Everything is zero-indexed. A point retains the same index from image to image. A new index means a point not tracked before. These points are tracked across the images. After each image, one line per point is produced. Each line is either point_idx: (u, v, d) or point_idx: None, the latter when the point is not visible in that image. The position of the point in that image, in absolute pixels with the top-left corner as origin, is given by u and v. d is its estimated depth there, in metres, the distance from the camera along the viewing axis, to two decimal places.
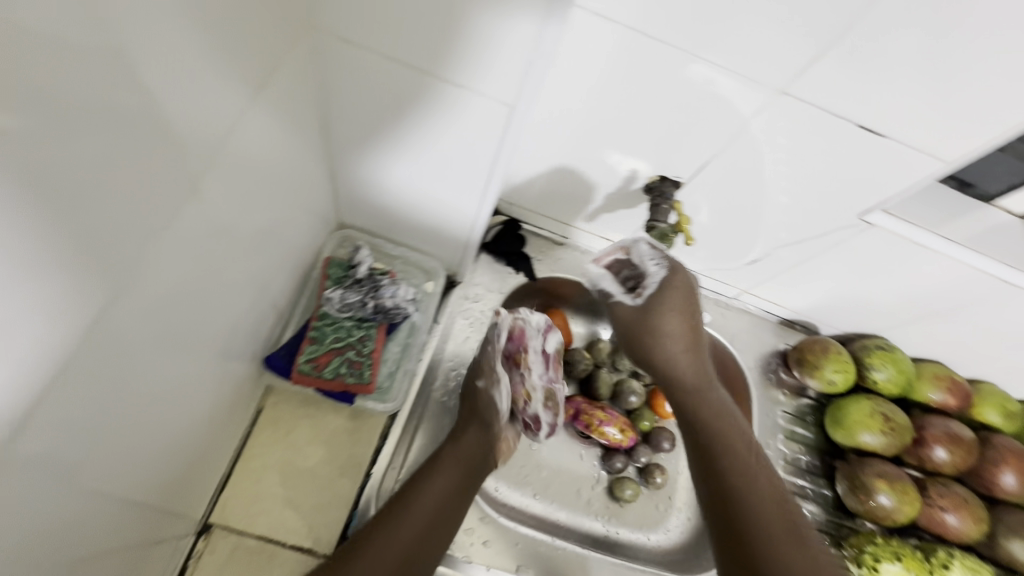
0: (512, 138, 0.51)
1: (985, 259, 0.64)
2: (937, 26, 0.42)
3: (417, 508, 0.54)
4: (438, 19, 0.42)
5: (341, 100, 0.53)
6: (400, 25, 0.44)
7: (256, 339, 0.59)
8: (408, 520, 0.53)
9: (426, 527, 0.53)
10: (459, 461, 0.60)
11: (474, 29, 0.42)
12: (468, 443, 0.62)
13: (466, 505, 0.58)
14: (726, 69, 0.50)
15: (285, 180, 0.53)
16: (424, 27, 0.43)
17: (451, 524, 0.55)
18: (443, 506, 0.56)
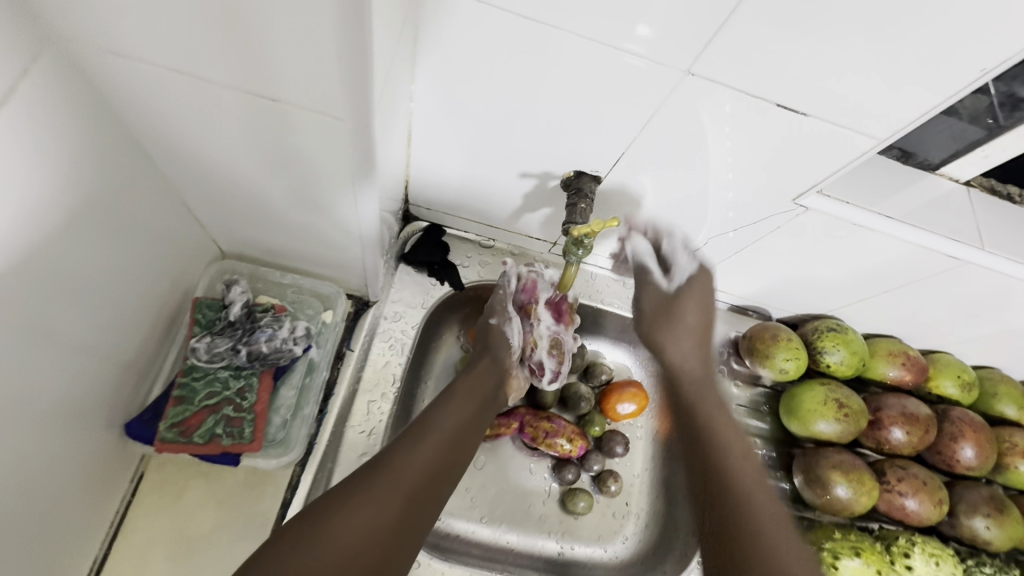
0: (362, 163, 0.39)
1: (931, 234, 0.58)
2: None
3: (429, 441, 0.51)
4: (211, 16, 0.30)
5: (145, 126, 0.41)
6: (172, 27, 0.32)
7: (125, 415, 0.50)
8: (420, 452, 0.50)
9: (437, 464, 0.50)
10: (473, 391, 0.60)
11: (269, 26, 0.30)
12: (486, 368, 0.63)
13: (473, 444, 0.56)
14: (623, 50, 0.44)
15: (123, 232, 0.44)
16: (206, 29, 0.31)
17: (456, 464, 0.53)
18: (453, 440, 0.54)
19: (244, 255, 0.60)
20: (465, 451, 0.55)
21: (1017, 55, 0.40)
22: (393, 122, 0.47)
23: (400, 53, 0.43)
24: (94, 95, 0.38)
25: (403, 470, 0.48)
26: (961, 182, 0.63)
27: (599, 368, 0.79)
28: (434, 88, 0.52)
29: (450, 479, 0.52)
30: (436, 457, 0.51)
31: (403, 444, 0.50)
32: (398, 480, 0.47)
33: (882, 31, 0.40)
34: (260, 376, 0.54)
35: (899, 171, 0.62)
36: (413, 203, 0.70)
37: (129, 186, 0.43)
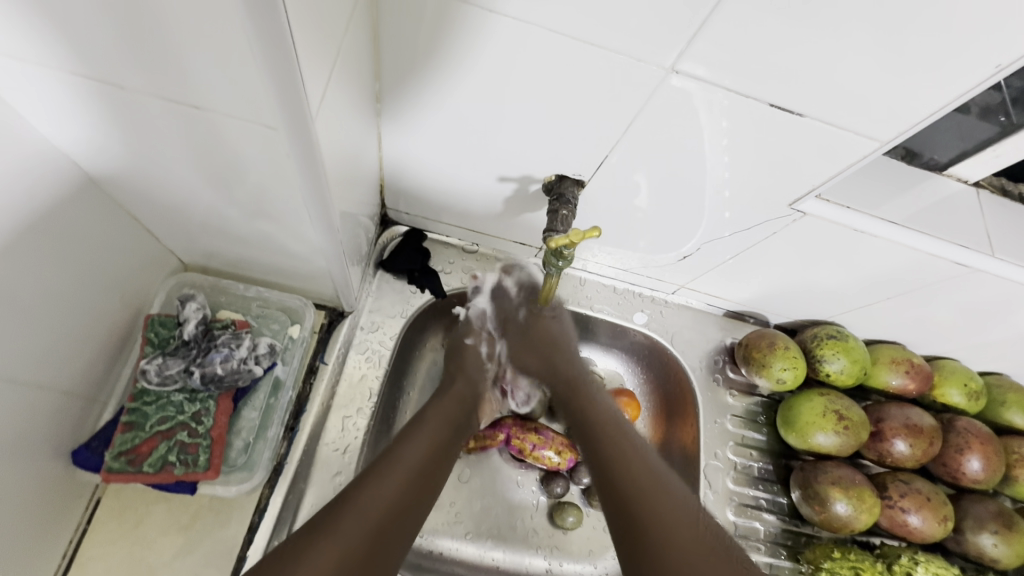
0: (307, 171, 0.36)
1: (936, 239, 0.55)
2: None
3: (398, 469, 0.48)
4: (111, 14, 0.27)
5: (67, 138, 0.37)
6: (64, 32, 0.28)
7: (73, 442, 0.47)
8: (388, 482, 0.47)
9: (409, 494, 0.47)
10: (444, 416, 0.57)
11: (173, 33, 0.27)
12: (457, 393, 0.61)
13: (445, 473, 0.53)
14: (600, 47, 0.41)
15: (60, 249, 0.41)
16: (104, 35, 0.28)
17: (427, 495, 0.50)
18: (425, 469, 0.50)
19: (206, 268, 0.57)
20: (437, 478, 0.52)
21: None
22: (354, 125, 0.43)
23: (357, 50, 0.40)
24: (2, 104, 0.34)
25: (371, 501, 0.45)
26: (969, 183, 0.59)
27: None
28: (400, 87, 0.48)
29: (420, 512, 0.49)
30: (406, 486, 0.48)
31: (370, 475, 0.47)
32: (365, 513, 0.44)
33: (882, 23, 0.36)
34: (217, 398, 0.51)
35: (903, 171, 0.58)
36: (390, 207, 0.67)
37: (65, 200, 0.40)
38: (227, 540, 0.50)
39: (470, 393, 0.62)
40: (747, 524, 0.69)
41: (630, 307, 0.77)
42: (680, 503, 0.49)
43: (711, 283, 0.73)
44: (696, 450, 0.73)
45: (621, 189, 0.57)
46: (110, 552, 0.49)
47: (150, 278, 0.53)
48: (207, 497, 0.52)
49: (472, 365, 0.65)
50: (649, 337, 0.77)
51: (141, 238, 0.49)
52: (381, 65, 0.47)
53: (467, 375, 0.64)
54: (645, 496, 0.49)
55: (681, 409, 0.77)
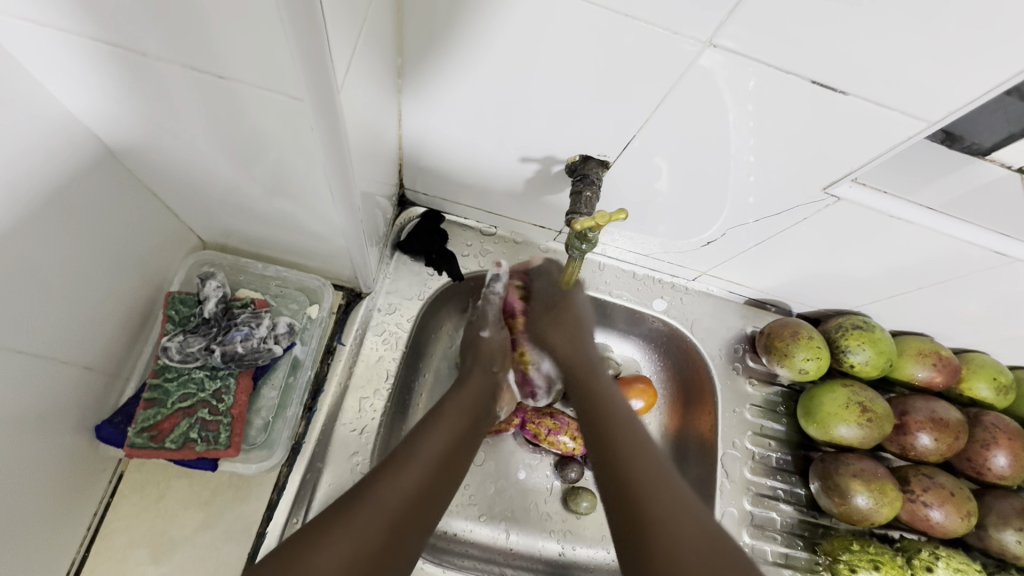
0: (330, 147, 0.35)
1: (975, 227, 0.53)
2: None
3: (417, 464, 0.48)
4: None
5: (87, 108, 0.36)
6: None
7: (97, 417, 0.47)
8: (406, 475, 0.46)
9: (426, 487, 0.47)
10: (466, 408, 0.57)
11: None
12: (478, 386, 0.60)
13: (464, 465, 0.53)
14: (634, 19, 0.39)
15: (78, 222, 0.40)
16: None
17: (442, 490, 0.49)
18: (445, 460, 0.50)
19: (226, 246, 0.57)
20: (454, 473, 0.51)
21: None
22: (374, 101, 0.42)
23: (381, 20, 0.38)
24: (20, 71, 0.33)
25: (387, 495, 0.45)
26: (1013, 169, 0.56)
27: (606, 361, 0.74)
28: (421, 61, 0.47)
29: (437, 507, 0.48)
30: (424, 481, 0.47)
31: (387, 470, 0.46)
32: (383, 508, 0.44)
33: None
34: (236, 376, 0.51)
35: (942, 156, 0.55)
36: (409, 187, 0.66)
37: (86, 173, 0.39)
38: (248, 516, 0.51)
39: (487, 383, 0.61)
40: (764, 514, 0.69)
41: (650, 294, 0.76)
42: (689, 507, 0.47)
43: (734, 270, 0.71)
44: (714, 438, 0.72)
45: (646, 170, 0.55)
46: (134, 524, 0.50)
47: (170, 255, 0.53)
48: (228, 473, 0.52)
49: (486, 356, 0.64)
50: (668, 324, 0.76)
51: (161, 215, 0.49)
52: (403, 38, 0.45)
53: (483, 366, 0.63)
54: (665, 523, 0.45)
55: (699, 397, 0.76)
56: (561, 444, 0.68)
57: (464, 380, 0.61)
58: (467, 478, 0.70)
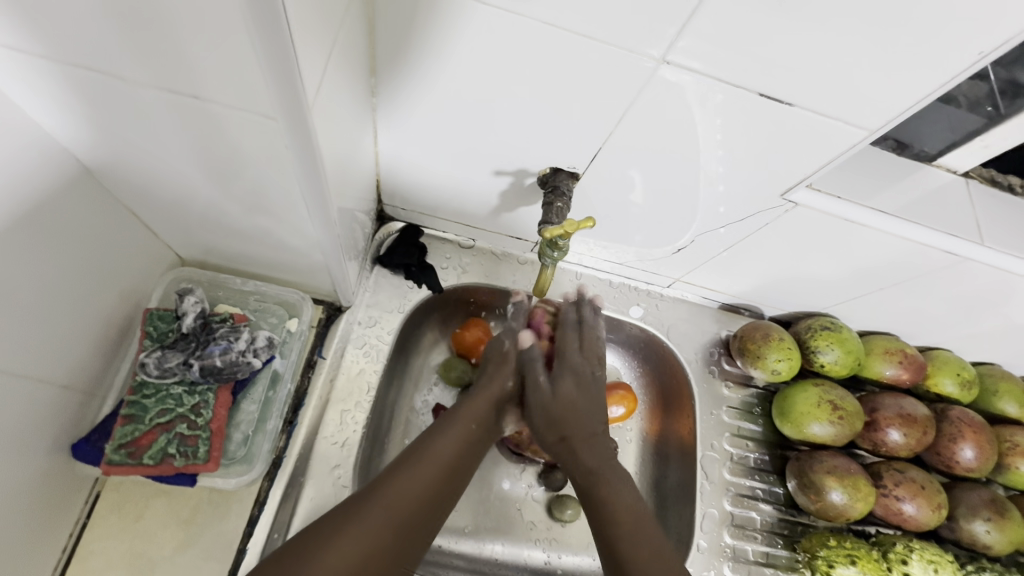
0: (305, 161, 0.37)
1: (925, 230, 0.56)
2: None
3: (421, 471, 0.46)
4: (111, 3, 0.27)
5: (64, 130, 0.37)
6: (68, 24, 0.29)
7: (74, 436, 0.47)
8: (414, 482, 0.45)
9: (430, 492, 0.46)
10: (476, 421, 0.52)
11: (169, 21, 0.28)
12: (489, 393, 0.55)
13: (468, 476, 0.51)
14: (593, 39, 0.42)
15: (55, 240, 0.41)
16: (106, 27, 0.29)
17: (444, 501, 0.47)
18: (451, 469, 0.49)
19: (204, 263, 0.57)
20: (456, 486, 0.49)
21: (1014, 38, 0.37)
22: (349, 120, 0.44)
23: (354, 41, 0.40)
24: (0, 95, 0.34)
25: (395, 501, 0.44)
26: (958, 173, 0.60)
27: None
28: (395, 82, 0.49)
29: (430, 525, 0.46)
30: (429, 490, 0.46)
31: (395, 478, 0.45)
32: (390, 515, 0.43)
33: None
34: (214, 391, 0.51)
35: (894, 163, 0.59)
36: (386, 203, 0.67)
37: (64, 193, 0.40)
38: (227, 533, 0.51)
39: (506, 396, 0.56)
40: (744, 514, 0.70)
41: (626, 301, 0.78)
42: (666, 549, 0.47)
43: (706, 276, 0.73)
44: (693, 441, 0.74)
45: (616, 181, 0.57)
46: (110, 545, 0.49)
47: (148, 273, 0.53)
48: (207, 490, 0.52)
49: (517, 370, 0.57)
50: (645, 331, 0.78)
51: (139, 233, 0.50)
52: (375, 59, 0.47)
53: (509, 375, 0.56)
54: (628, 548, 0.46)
55: (678, 400, 0.78)
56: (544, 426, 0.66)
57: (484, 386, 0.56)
58: None
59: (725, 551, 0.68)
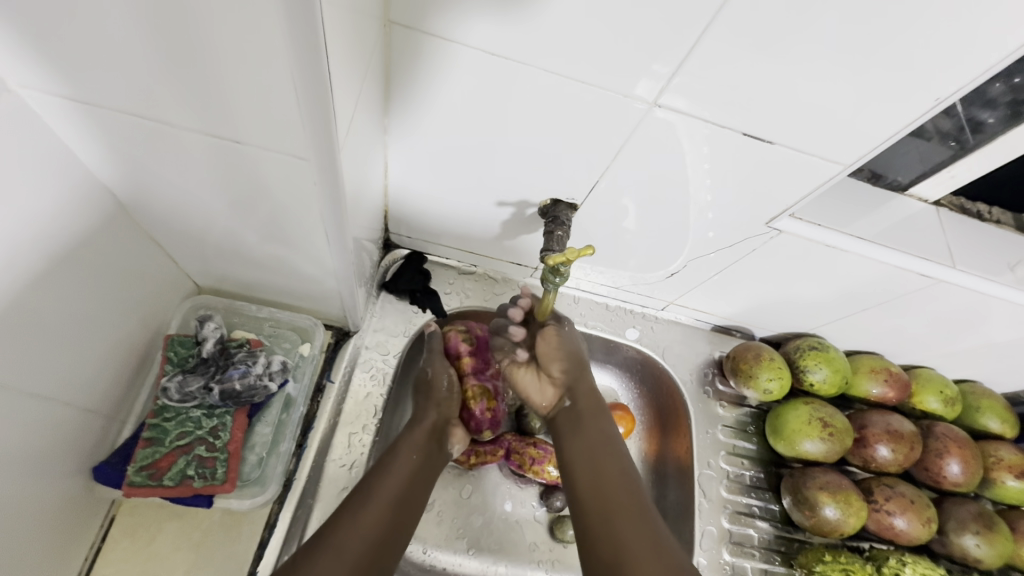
0: (329, 197, 0.40)
1: (900, 255, 0.59)
2: (794, 29, 0.39)
3: (371, 510, 0.48)
4: (169, 61, 0.31)
5: (105, 167, 0.41)
6: (125, 77, 0.32)
7: (94, 459, 0.49)
8: (360, 524, 0.47)
9: (383, 525, 0.48)
10: (418, 451, 0.56)
11: (217, 75, 0.31)
12: (426, 425, 0.59)
13: (420, 505, 0.53)
14: (590, 84, 0.46)
15: (88, 270, 0.43)
16: (161, 80, 0.32)
17: (403, 532, 0.50)
18: (403, 500, 0.51)
19: (220, 290, 0.59)
20: (410, 510, 0.51)
21: (976, 79, 0.41)
22: (366, 157, 0.47)
23: (373, 88, 0.43)
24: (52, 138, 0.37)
25: (348, 543, 0.45)
26: (930, 202, 0.65)
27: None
28: (406, 120, 0.52)
29: (398, 544, 0.49)
30: (378, 531, 0.47)
31: (341, 520, 0.47)
32: (341, 560, 0.43)
33: (850, 52, 0.40)
34: (232, 414, 0.53)
35: (870, 192, 0.63)
36: (393, 231, 0.70)
37: (99, 225, 0.43)
38: (239, 555, 0.52)
39: (441, 423, 0.60)
40: (741, 532, 0.72)
41: (622, 324, 0.81)
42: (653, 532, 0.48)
43: (699, 299, 0.77)
44: (690, 461, 0.76)
45: (613, 211, 0.61)
46: (125, 567, 0.50)
47: (168, 300, 0.55)
48: (221, 512, 0.53)
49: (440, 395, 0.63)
50: (641, 352, 0.80)
51: (163, 262, 0.52)
52: (389, 102, 0.50)
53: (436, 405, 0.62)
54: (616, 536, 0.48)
55: (674, 420, 0.80)
56: (498, 423, 0.66)
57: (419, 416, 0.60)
58: (455, 512, 0.71)
59: (724, 568, 0.69)
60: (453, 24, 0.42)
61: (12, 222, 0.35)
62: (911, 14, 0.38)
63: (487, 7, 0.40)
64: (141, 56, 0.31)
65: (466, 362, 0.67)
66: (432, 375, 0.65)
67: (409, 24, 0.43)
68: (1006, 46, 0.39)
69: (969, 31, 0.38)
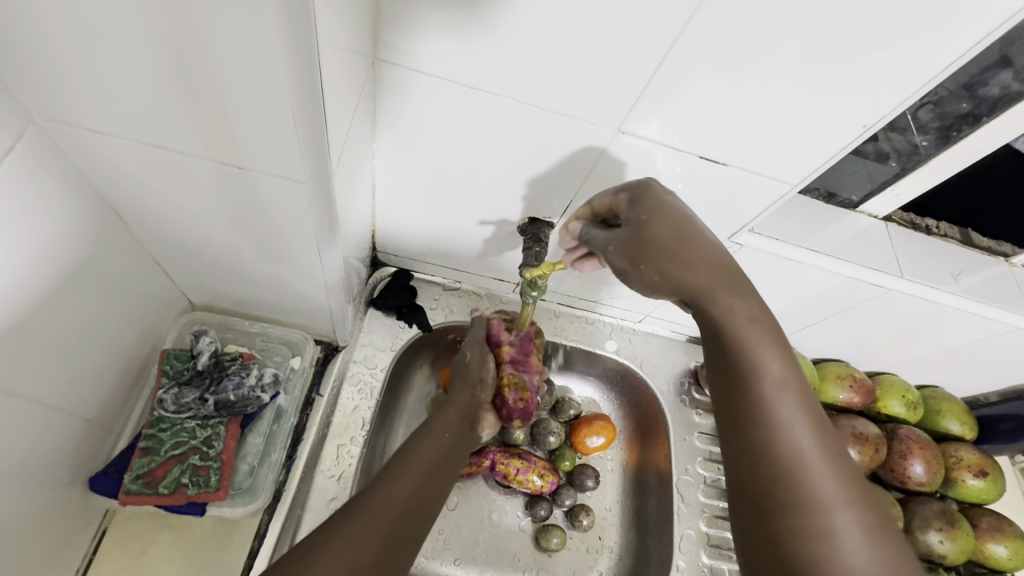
0: (321, 216, 0.43)
1: (854, 266, 0.64)
2: (739, 65, 0.44)
3: (407, 477, 0.48)
4: (181, 95, 0.34)
5: (111, 191, 0.44)
6: (137, 108, 0.36)
7: (90, 470, 0.51)
8: (397, 490, 0.46)
9: (417, 495, 0.47)
10: (450, 430, 0.56)
11: (222, 107, 0.34)
12: (460, 405, 0.60)
13: (448, 483, 0.53)
14: (561, 113, 0.50)
15: (91, 288, 0.46)
16: (170, 110, 0.35)
17: (431, 503, 0.49)
18: (433, 474, 0.51)
19: (214, 307, 0.62)
20: (438, 491, 0.50)
21: (889, 113, 0.47)
22: (356, 179, 0.50)
23: (361, 118, 0.47)
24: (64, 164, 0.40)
25: (384, 504, 0.45)
26: (879, 218, 0.70)
27: (548, 434, 0.77)
28: (393, 145, 0.56)
29: (427, 519, 0.48)
30: (413, 498, 0.47)
31: (379, 485, 0.46)
32: (377, 521, 0.43)
33: (788, 84, 0.46)
34: (225, 424, 0.55)
35: (824, 209, 0.68)
36: (380, 250, 0.73)
37: (104, 245, 0.46)
38: (229, 562, 0.54)
39: (471, 405, 0.61)
40: (719, 535, 0.74)
41: (602, 337, 0.84)
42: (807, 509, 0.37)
43: (673, 311, 0.81)
44: (669, 467, 0.78)
45: None
46: None
47: (164, 317, 0.58)
48: (212, 522, 0.55)
49: (473, 376, 0.63)
50: (621, 364, 0.84)
51: (160, 280, 0.55)
52: (376, 131, 0.54)
53: (468, 386, 0.62)
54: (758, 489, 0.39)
55: (653, 428, 0.83)
56: (530, 413, 0.68)
57: (447, 397, 0.61)
58: (442, 522, 0.73)
59: (704, 571, 0.72)
60: (435, 59, 0.46)
61: (26, 242, 0.38)
62: (838, 54, 0.43)
63: (465, 45, 0.45)
64: (153, 91, 0.34)
65: (505, 350, 0.69)
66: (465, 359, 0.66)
67: (394, 61, 0.47)
68: (920, 80, 0.44)
69: (888, 65, 0.43)
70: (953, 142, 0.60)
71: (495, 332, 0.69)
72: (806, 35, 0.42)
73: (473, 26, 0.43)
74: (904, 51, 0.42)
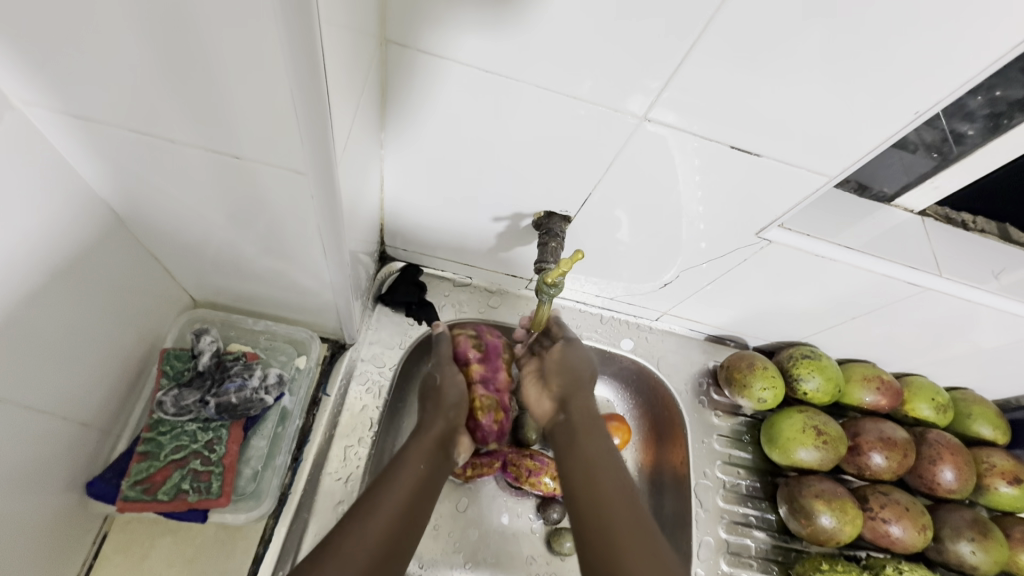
0: (325, 210, 0.40)
1: (888, 264, 0.61)
2: (779, 48, 0.41)
3: (383, 514, 0.47)
4: (174, 83, 0.32)
5: (103, 182, 0.41)
6: (127, 94, 0.33)
7: (88, 473, 0.49)
8: (373, 528, 0.45)
9: (395, 533, 0.46)
10: (426, 460, 0.54)
11: (217, 92, 0.32)
12: (434, 433, 0.57)
13: (430, 511, 0.52)
14: (581, 100, 0.47)
15: (86, 285, 0.44)
16: (163, 96, 0.33)
17: (411, 535, 0.48)
18: (413, 503, 0.50)
19: (217, 304, 0.60)
20: (418, 521, 0.49)
21: (942, 100, 0.43)
22: (362, 171, 0.48)
23: (370, 105, 0.44)
24: (55, 155, 0.38)
25: (360, 544, 0.44)
26: (914, 212, 0.66)
27: None
28: (402, 134, 0.53)
29: (408, 551, 0.47)
30: (390, 535, 0.46)
31: (354, 524, 0.45)
32: (351, 565, 0.42)
33: (833, 69, 0.42)
34: (228, 427, 0.54)
35: (857, 203, 0.64)
36: (388, 244, 0.70)
37: (99, 241, 0.44)
38: (231, 569, 0.52)
39: (448, 431, 0.59)
40: (738, 541, 0.72)
41: (618, 335, 0.81)
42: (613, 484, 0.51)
43: (692, 309, 0.77)
44: (686, 471, 0.76)
45: (606, 223, 0.62)
46: None
47: (164, 314, 0.56)
48: (214, 527, 0.54)
49: (447, 404, 0.61)
50: (636, 362, 0.81)
51: (159, 276, 0.53)
52: (385, 118, 0.51)
53: (444, 415, 0.60)
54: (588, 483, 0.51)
55: (669, 429, 0.80)
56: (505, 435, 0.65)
57: (423, 424, 0.59)
58: (452, 525, 0.71)
59: None
60: (447, 42, 0.43)
61: (14, 238, 0.36)
62: (891, 32, 0.39)
63: (477, 27, 0.42)
64: (146, 77, 0.32)
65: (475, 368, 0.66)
66: (439, 383, 0.63)
67: (405, 43, 0.44)
68: (980, 63, 0.40)
69: (944, 45, 0.39)
70: (1003, 130, 0.56)
71: (463, 349, 0.66)
72: (860, 12, 0.38)
73: (489, 5, 0.40)
74: (966, 30, 0.38)
